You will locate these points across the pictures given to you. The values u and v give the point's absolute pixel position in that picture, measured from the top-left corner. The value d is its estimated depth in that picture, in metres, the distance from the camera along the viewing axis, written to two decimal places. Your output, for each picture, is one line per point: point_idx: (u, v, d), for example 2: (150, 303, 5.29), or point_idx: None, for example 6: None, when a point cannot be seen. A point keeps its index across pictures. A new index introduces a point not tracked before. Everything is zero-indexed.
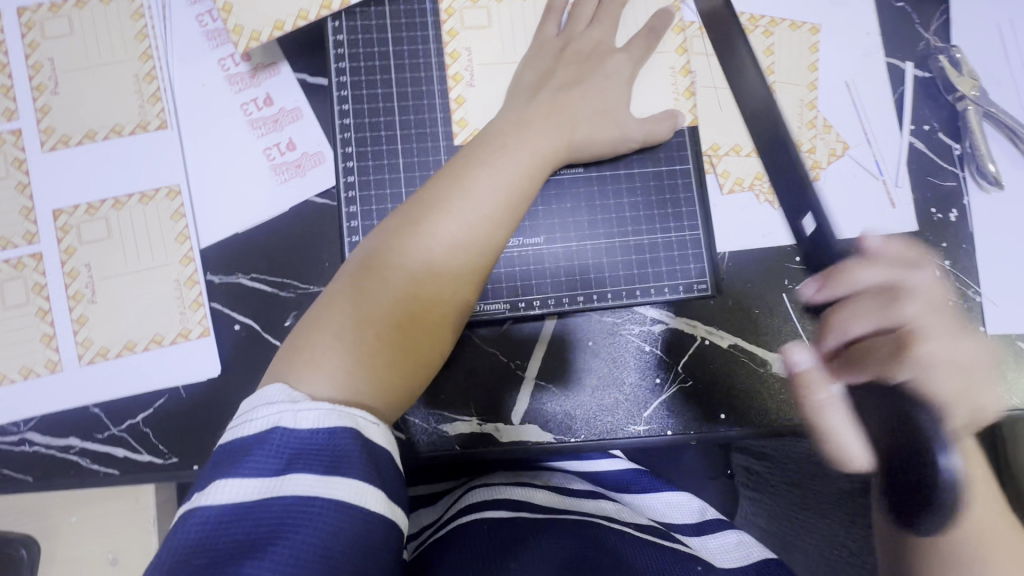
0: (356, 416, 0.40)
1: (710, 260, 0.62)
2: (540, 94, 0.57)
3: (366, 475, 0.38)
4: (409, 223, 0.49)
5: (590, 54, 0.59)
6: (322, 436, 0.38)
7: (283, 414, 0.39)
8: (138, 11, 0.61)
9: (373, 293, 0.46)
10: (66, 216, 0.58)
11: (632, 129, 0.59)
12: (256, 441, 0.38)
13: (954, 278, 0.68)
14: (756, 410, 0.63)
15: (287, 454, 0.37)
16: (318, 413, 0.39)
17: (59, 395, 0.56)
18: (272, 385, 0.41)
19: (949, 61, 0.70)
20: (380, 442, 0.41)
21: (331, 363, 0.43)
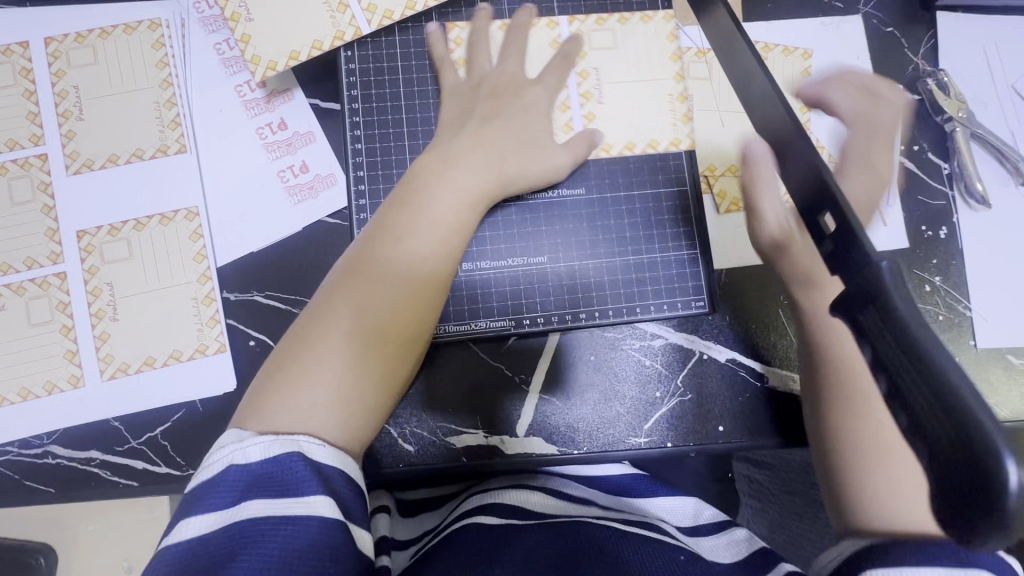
0: (301, 440, 0.43)
1: (708, 277, 0.64)
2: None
3: (317, 489, 0.41)
4: (391, 235, 0.53)
5: (514, 92, 0.62)
6: (268, 465, 0.42)
7: (232, 453, 0.42)
8: (160, 40, 0.64)
9: (359, 297, 0.50)
10: (89, 237, 0.60)
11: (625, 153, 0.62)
12: (211, 482, 0.41)
13: (944, 293, 0.70)
14: (755, 423, 0.65)
15: (241, 486, 0.41)
16: (262, 445, 0.42)
17: (81, 409, 0.58)
18: (228, 430, 0.45)
19: (937, 84, 0.73)
20: (331, 459, 0.44)
21: (315, 368, 0.46)
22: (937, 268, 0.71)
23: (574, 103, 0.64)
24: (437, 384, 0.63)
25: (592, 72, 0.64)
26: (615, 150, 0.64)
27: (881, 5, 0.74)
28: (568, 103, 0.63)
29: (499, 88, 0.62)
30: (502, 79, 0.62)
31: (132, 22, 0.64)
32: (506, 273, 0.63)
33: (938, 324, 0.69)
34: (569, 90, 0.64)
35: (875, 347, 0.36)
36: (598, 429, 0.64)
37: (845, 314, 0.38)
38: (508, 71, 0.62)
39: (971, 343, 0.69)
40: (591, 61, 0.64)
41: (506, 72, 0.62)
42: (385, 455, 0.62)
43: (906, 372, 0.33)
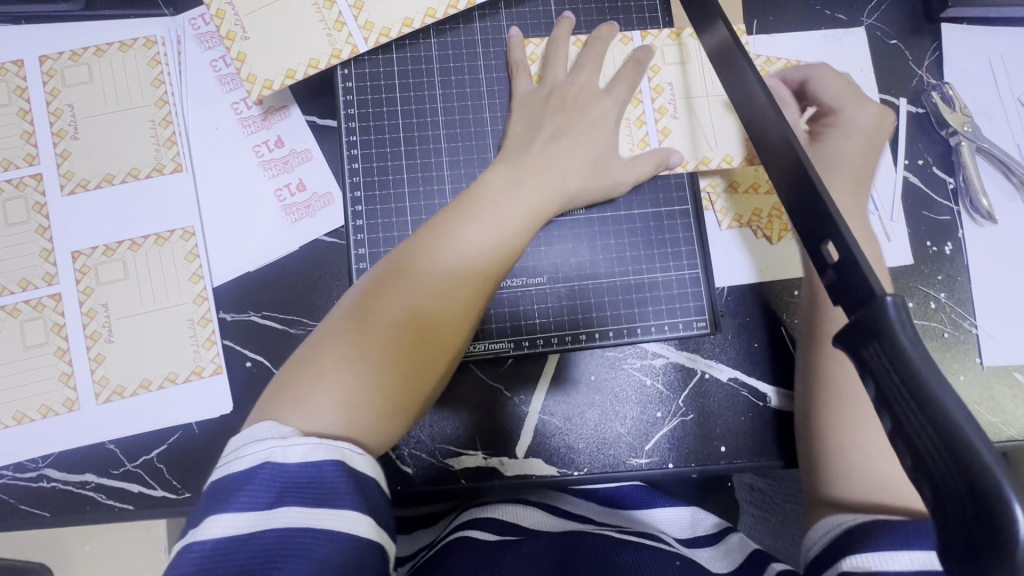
0: (343, 448, 0.41)
1: (710, 297, 0.63)
2: (543, 142, 0.58)
3: (356, 504, 0.39)
4: (432, 237, 0.52)
5: (585, 105, 0.60)
6: (311, 470, 0.39)
7: (273, 450, 0.40)
8: (155, 58, 0.63)
9: (389, 301, 0.49)
10: (84, 258, 0.60)
11: (623, 175, 0.60)
12: (247, 476, 0.39)
13: (950, 309, 0.69)
14: (757, 443, 0.64)
15: (277, 489, 0.38)
16: (306, 448, 0.40)
17: (77, 432, 0.58)
18: (260, 422, 0.42)
19: (942, 97, 0.72)
20: (369, 471, 0.42)
21: (337, 379, 0.45)
22: (942, 283, 0.70)
23: (650, 119, 0.62)
24: (435, 405, 0.62)
25: (667, 86, 0.62)
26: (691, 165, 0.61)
27: (884, 17, 0.73)
28: (643, 118, 0.62)
29: (569, 100, 0.60)
30: (573, 90, 0.60)
31: (127, 39, 0.63)
32: (503, 293, 0.62)
33: (944, 341, 0.69)
34: (643, 105, 0.62)
35: (879, 384, 0.35)
36: (597, 450, 0.63)
37: (848, 347, 0.37)
38: (579, 81, 0.60)
39: (977, 361, 0.68)
40: (666, 76, 0.63)
41: (578, 82, 0.60)
42: (382, 477, 0.61)
43: (913, 414, 0.33)
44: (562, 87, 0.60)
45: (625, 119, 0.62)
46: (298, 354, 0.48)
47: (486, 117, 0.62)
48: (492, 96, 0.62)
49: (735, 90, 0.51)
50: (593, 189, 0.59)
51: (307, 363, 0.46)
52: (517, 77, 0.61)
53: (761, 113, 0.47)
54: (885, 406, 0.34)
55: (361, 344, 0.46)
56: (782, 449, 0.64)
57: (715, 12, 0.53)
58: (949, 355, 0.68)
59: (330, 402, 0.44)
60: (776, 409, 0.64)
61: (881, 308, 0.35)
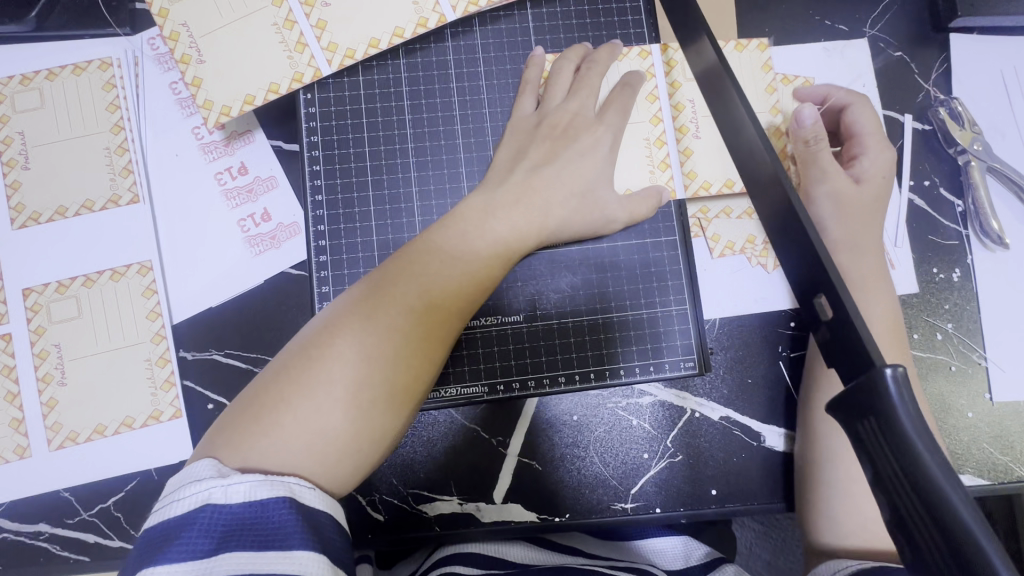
0: (291, 483, 0.37)
1: (698, 334, 0.60)
2: (513, 173, 0.55)
3: (308, 543, 0.35)
4: (425, 248, 0.50)
5: (576, 132, 0.56)
6: (254, 509, 0.35)
7: (211, 490, 0.35)
8: (110, 81, 0.60)
9: (384, 307, 0.45)
10: (36, 295, 0.57)
11: (617, 212, 0.57)
12: (181, 523, 0.34)
13: (958, 341, 0.65)
14: (750, 487, 0.60)
15: (217, 534, 0.34)
16: (248, 486, 0.36)
17: (31, 479, 0.56)
18: (201, 460, 0.38)
19: (949, 113, 0.67)
20: (322, 506, 0.38)
21: (323, 397, 0.41)
22: (950, 313, 0.65)
23: (671, 139, 0.59)
24: (408, 448, 0.59)
25: (688, 104, 0.60)
26: (714, 188, 0.60)
27: (889, 28, 0.69)
28: (663, 138, 0.59)
29: (560, 128, 0.56)
30: (564, 116, 0.56)
31: (81, 62, 0.60)
32: (477, 332, 0.59)
33: (952, 375, 0.64)
34: (663, 124, 0.59)
35: (877, 470, 0.31)
36: (578, 494, 0.59)
37: (842, 419, 0.34)
38: (573, 107, 0.57)
39: (987, 397, 0.64)
40: (687, 93, 0.60)
41: (570, 109, 0.56)
42: (351, 524, 0.58)
43: (915, 510, 0.29)
44: (554, 113, 0.57)
45: (644, 138, 0.59)
46: (277, 363, 0.44)
47: (458, 144, 0.59)
48: (465, 122, 0.59)
49: (722, 117, 0.47)
50: (569, 220, 0.55)
51: (299, 369, 0.42)
52: (524, 94, 0.58)
53: (748, 144, 0.43)
54: (884, 494, 0.31)
55: (362, 342, 0.43)
56: (775, 492, 0.60)
57: (700, 30, 0.49)
58: (957, 391, 0.64)
59: (329, 411, 0.40)
60: (770, 451, 0.60)
61: (880, 382, 0.31)
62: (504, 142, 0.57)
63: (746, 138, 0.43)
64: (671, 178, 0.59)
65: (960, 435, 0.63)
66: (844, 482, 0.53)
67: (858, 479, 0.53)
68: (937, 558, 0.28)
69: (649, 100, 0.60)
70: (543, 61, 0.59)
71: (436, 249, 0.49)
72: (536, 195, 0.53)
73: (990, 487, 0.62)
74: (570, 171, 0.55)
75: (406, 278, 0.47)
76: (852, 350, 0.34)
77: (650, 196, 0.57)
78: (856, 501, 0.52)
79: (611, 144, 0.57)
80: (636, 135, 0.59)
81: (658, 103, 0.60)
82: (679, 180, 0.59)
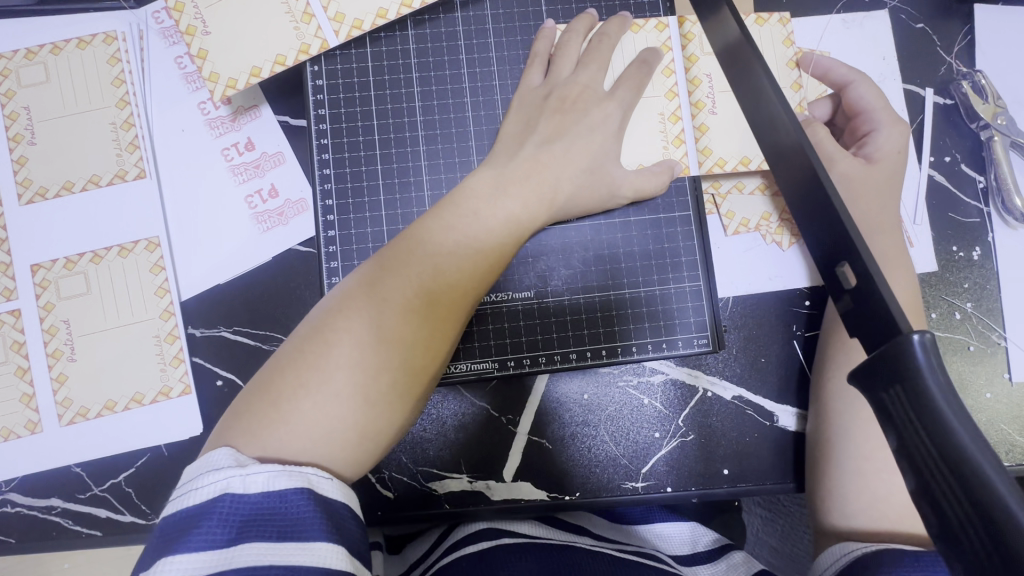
0: (309, 475, 0.37)
1: (712, 311, 0.59)
2: (526, 147, 0.53)
3: (327, 534, 0.35)
4: (434, 224, 0.48)
5: (587, 106, 0.54)
6: (273, 500, 0.35)
7: (231, 480, 0.35)
8: (115, 55, 0.59)
9: (391, 284, 0.44)
10: (44, 271, 0.57)
11: (623, 186, 0.55)
12: (201, 512, 0.34)
13: (977, 321, 0.64)
14: (762, 467, 0.60)
15: (236, 524, 0.34)
16: (266, 476, 0.35)
17: (42, 454, 0.56)
18: (216, 450, 0.38)
19: (972, 87, 0.65)
20: (339, 497, 0.38)
21: (333, 372, 0.40)
22: (969, 292, 0.64)
23: (686, 113, 0.58)
24: (418, 427, 0.59)
25: (706, 78, 0.59)
26: (729, 165, 0.59)
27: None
28: (678, 113, 0.58)
29: (570, 101, 0.54)
30: (574, 89, 0.55)
31: (86, 35, 0.59)
32: (487, 309, 0.58)
33: (969, 355, 0.63)
34: (678, 99, 0.58)
35: (904, 441, 0.30)
36: (588, 473, 0.59)
37: (864, 388, 0.33)
38: (584, 80, 0.55)
39: (1006, 377, 0.63)
40: (704, 67, 0.59)
41: (580, 81, 0.55)
42: (361, 501, 0.58)
43: (949, 491, 0.28)
44: (564, 85, 0.55)
45: (659, 113, 0.58)
46: (286, 343, 0.44)
47: (468, 117, 0.58)
48: (474, 94, 0.58)
49: (744, 87, 0.45)
50: (579, 196, 0.54)
51: (313, 342, 0.42)
52: (532, 68, 0.57)
53: (771, 110, 0.42)
54: (911, 467, 0.30)
55: (375, 314, 0.43)
56: (789, 471, 0.59)
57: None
58: (975, 371, 0.63)
59: (341, 386, 0.40)
60: (783, 431, 0.60)
61: (909, 352, 0.30)
62: (514, 113, 0.56)
63: (769, 106, 0.42)
64: (686, 154, 0.58)
65: (977, 417, 0.62)
66: (861, 463, 0.52)
67: (875, 459, 0.52)
68: (975, 542, 0.27)
69: (665, 74, 0.58)
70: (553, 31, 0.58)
71: (447, 225, 0.48)
72: (545, 171, 0.52)
73: (1008, 468, 0.61)
74: (582, 146, 0.54)
75: (418, 253, 0.46)
76: (876, 319, 0.33)
77: (662, 171, 0.56)
78: (872, 481, 0.51)
79: (620, 121, 0.55)
80: (651, 109, 0.58)
81: (673, 78, 0.58)
82: (694, 156, 0.58)
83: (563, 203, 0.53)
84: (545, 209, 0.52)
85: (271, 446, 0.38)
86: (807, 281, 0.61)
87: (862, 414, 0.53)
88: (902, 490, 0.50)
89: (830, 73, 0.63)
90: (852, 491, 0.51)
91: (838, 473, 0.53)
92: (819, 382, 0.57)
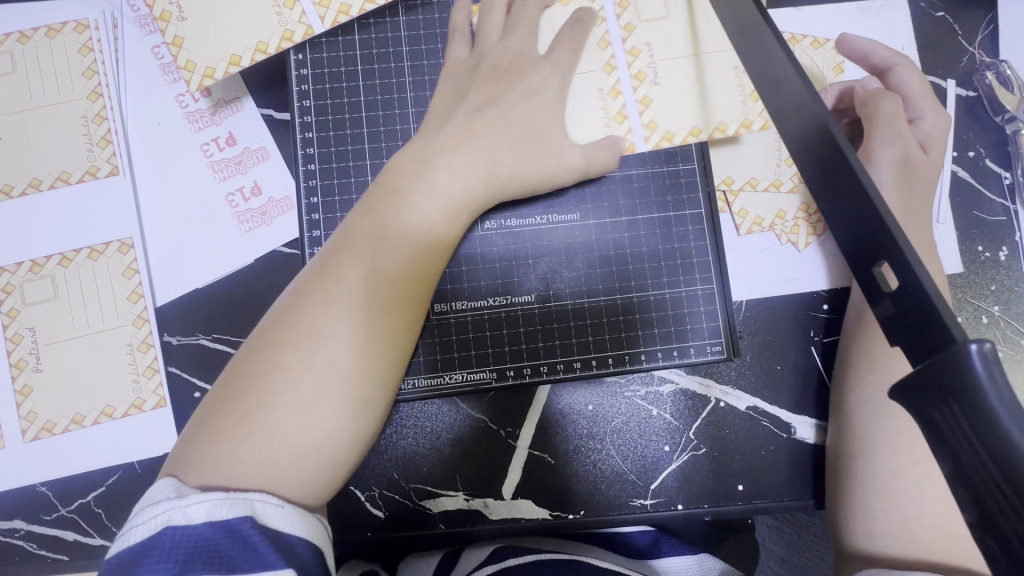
0: (254, 501, 0.35)
1: (725, 315, 0.55)
2: (455, 117, 0.50)
3: (278, 560, 0.33)
4: (386, 220, 0.45)
5: (522, 70, 0.51)
6: (217, 530, 0.33)
7: (171, 512, 0.33)
8: (86, 44, 0.55)
9: (334, 285, 0.41)
10: (8, 275, 0.53)
11: (572, 157, 0.51)
12: (143, 548, 0.32)
13: (1005, 325, 0.60)
14: (779, 482, 0.56)
15: (178, 558, 0.32)
16: (208, 504, 0.34)
17: (4, 473, 0.52)
18: (159, 485, 0.36)
19: (997, 79, 0.62)
20: (290, 526, 0.35)
21: (289, 388, 0.38)
22: (996, 295, 0.60)
23: (626, 87, 0.53)
24: (410, 440, 0.55)
25: (644, 48, 0.53)
26: (678, 138, 0.53)
27: None
28: (618, 87, 0.53)
29: (501, 68, 0.51)
30: (505, 56, 0.52)
31: (55, 23, 0.55)
32: (484, 314, 0.54)
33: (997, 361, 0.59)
34: (617, 73, 0.53)
35: (959, 464, 0.26)
36: (594, 490, 0.55)
37: (910, 406, 0.29)
38: (514, 45, 0.52)
39: None
40: (642, 36, 0.53)
41: (510, 48, 0.52)
42: (349, 521, 0.54)
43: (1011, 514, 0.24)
44: (493, 53, 0.52)
45: (597, 89, 0.53)
46: (234, 362, 0.41)
47: None
48: None
49: (761, 74, 0.42)
50: (551, 180, 0.52)
51: (272, 350, 0.40)
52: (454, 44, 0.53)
53: (794, 96, 0.39)
54: (969, 496, 0.26)
55: (345, 313, 0.41)
56: (808, 486, 0.55)
57: None
58: None
59: (298, 399, 0.38)
60: (801, 443, 0.56)
61: (966, 362, 0.26)
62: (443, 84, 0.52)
63: (790, 91, 0.39)
64: (629, 130, 0.53)
65: None
66: (890, 480, 0.48)
67: (903, 476, 0.48)
68: None
69: (601, 46, 0.53)
70: (469, 7, 0.54)
71: (406, 208, 0.46)
72: (479, 138, 0.49)
73: None
74: None
75: (371, 245, 0.44)
76: (923, 324, 0.29)
77: (610, 146, 0.52)
78: (900, 500, 0.47)
79: (559, 87, 0.52)
80: (588, 86, 0.53)
81: (609, 50, 0.53)
82: (639, 132, 0.53)
83: (504, 177, 0.50)
84: (482, 187, 0.49)
85: (230, 464, 0.37)
86: (825, 284, 0.57)
87: (889, 427, 0.49)
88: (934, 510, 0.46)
89: (870, 55, 0.59)
90: (877, 510, 0.48)
91: (861, 489, 0.49)
92: (839, 391, 0.54)
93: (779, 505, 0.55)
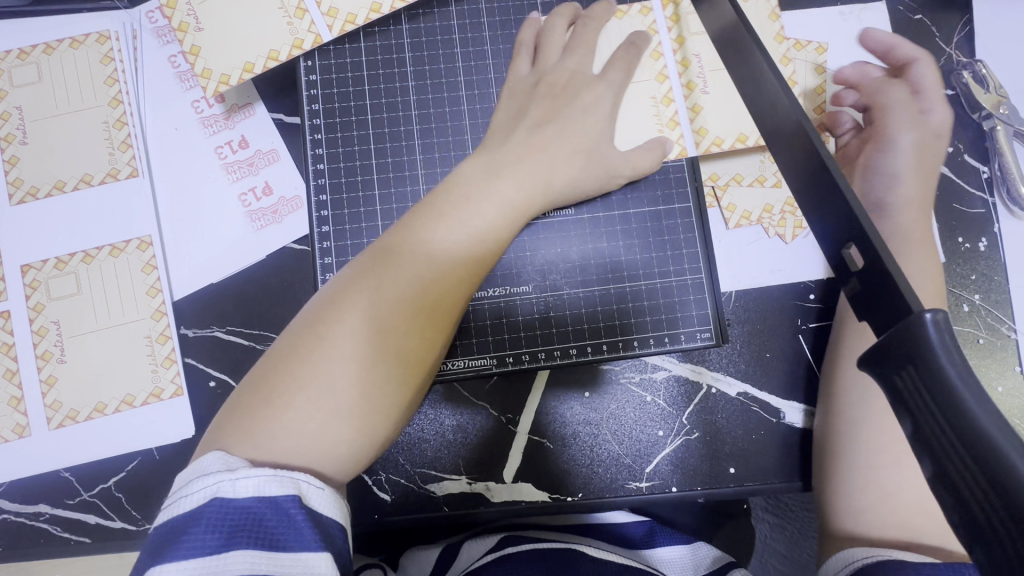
0: (300, 481, 0.35)
1: (715, 305, 0.58)
2: (517, 131, 0.51)
3: (319, 543, 0.34)
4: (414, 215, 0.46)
5: (575, 89, 0.53)
6: (264, 505, 0.34)
7: (221, 484, 0.34)
8: (108, 54, 0.58)
9: (379, 283, 0.42)
10: (34, 272, 0.56)
11: (619, 166, 0.54)
12: (188, 518, 0.33)
13: (985, 313, 0.62)
14: (768, 464, 0.58)
15: (227, 530, 0.33)
16: (258, 480, 0.34)
17: (29, 459, 0.54)
18: (208, 454, 0.36)
19: (973, 77, 0.65)
20: (329, 510, 0.36)
21: (321, 378, 0.38)
22: (976, 284, 0.63)
23: (679, 96, 0.57)
24: (415, 427, 0.57)
25: (694, 60, 0.58)
26: (726, 144, 0.57)
27: None
28: (670, 96, 0.56)
29: (559, 86, 0.53)
30: (563, 76, 0.54)
31: (78, 35, 0.59)
32: (483, 306, 0.57)
33: (978, 347, 0.62)
34: (669, 82, 0.57)
35: (917, 422, 0.29)
36: (590, 474, 0.57)
37: (875, 372, 0.32)
38: (570, 66, 0.54)
39: (1017, 370, 0.62)
40: (692, 49, 0.58)
41: (568, 67, 0.54)
42: (355, 503, 0.56)
43: (959, 458, 0.27)
44: (553, 71, 0.54)
45: (651, 96, 0.56)
46: (269, 355, 0.41)
47: (463, 110, 0.57)
48: (470, 88, 0.58)
49: (742, 75, 0.45)
50: (604, 185, 0.54)
51: (311, 338, 0.40)
52: (518, 58, 0.56)
53: (769, 95, 0.42)
54: (927, 454, 0.28)
55: (390, 309, 0.41)
56: (796, 469, 0.58)
57: None
58: (983, 366, 0.62)
59: (334, 390, 0.38)
60: (789, 427, 0.58)
61: (921, 330, 0.29)
62: (502, 103, 0.55)
63: (767, 92, 0.42)
64: (682, 135, 0.56)
65: None
66: (869, 457, 0.50)
67: (884, 454, 0.50)
68: (990, 513, 0.25)
69: (653, 57, 0.57)
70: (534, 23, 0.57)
71: (438, 212, 0.46)
72: None
73: None
74: (576, 130, 0.52)
75: (403, 245, 0.44)
76: (887, 299, 0.32)
77: (653, 148, 0.55)
78: (880, 477, 0.49)
79: (612, 103, 0.54)
80: (644, 93, 0.56)
81: (661, 61, 0.57)
82: (690, 138, 0.56)
83: (556, 186, 0.51)
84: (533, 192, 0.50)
85: (264, 448, 0.37)
86: (809, 274, 0.60)
87: (873, 408, 0.51)
88: (913, 488, 0.48)
89: (895, 50, 0.63)
90: (857, 488, 0.50)
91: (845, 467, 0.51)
92: (833, 362, 0.56)
93: (769, 488, 0.58)
